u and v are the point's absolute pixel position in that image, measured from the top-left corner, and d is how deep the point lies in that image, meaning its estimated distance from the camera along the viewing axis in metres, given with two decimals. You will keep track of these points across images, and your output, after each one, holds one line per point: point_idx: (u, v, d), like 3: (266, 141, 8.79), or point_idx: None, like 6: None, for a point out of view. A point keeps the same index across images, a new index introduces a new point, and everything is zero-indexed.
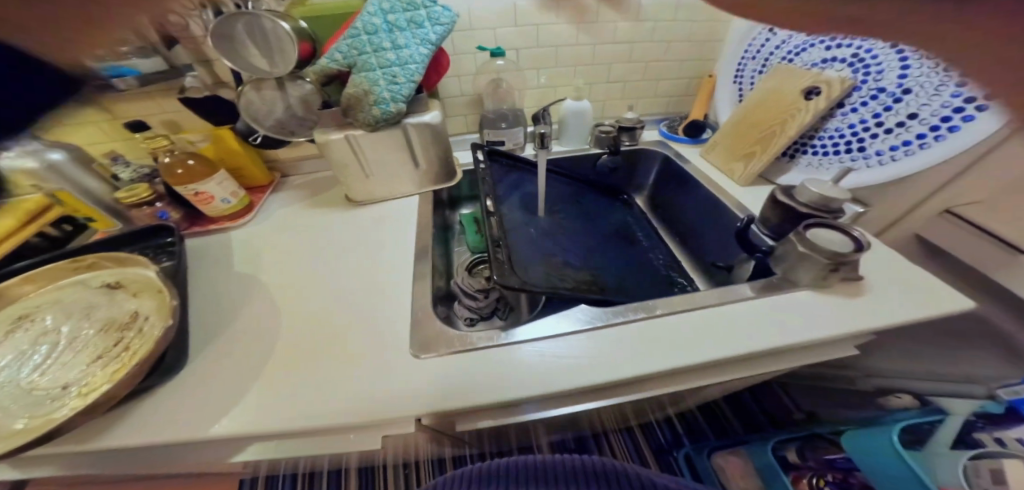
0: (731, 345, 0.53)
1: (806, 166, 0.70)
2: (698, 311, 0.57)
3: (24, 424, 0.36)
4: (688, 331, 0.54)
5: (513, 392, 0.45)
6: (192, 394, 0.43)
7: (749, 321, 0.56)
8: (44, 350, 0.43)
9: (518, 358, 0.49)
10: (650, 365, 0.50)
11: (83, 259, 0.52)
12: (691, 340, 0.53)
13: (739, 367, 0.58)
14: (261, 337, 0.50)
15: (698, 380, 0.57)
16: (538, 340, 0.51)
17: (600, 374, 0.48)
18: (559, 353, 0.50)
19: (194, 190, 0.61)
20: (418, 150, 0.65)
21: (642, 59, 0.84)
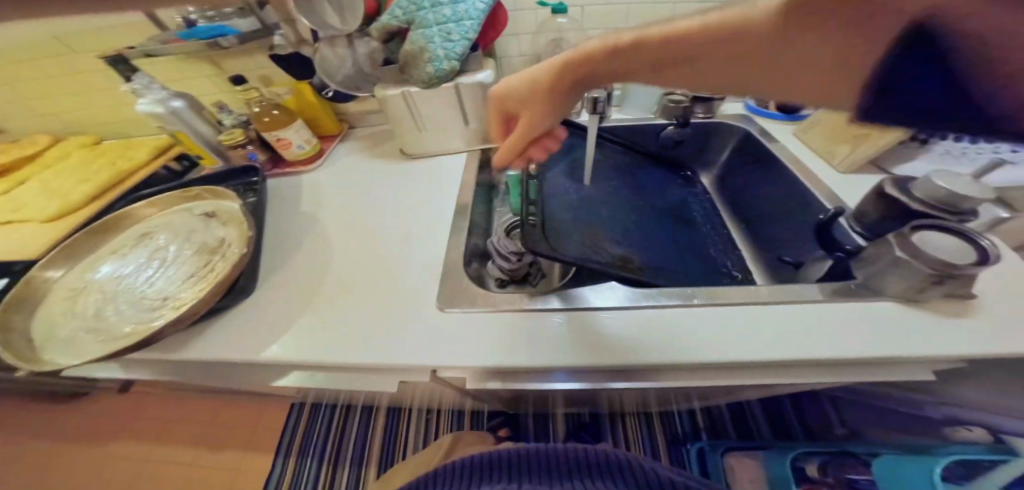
0: (773, 347, 0.47)
1: (942, 154, 0.58)
2: (746, 307, 0.52)
3: (133, 328, 0.46)
4: (734, 328, 0.50)
5: (525, 359, 0.46)
6: (260, 317, 0.51)
7: (805, 329, 0.49)
8: (158, 264, 0.54)
9: (542, 325, 0.49)
10: (671, 355, 0.46)
11: (190, 191, 0.61)
12: (734, 336, 0.49)
13: (795, 374, 0.49)
14: (313, 278, 0.55)
15: (746, 379, 0.49)
16: (564, 310, 0.51)
17: (615, 355, 0.46)
18: (585, 330, 0.49)
19: (277, 136, 0.67)
20: (469, 108, 0.65)
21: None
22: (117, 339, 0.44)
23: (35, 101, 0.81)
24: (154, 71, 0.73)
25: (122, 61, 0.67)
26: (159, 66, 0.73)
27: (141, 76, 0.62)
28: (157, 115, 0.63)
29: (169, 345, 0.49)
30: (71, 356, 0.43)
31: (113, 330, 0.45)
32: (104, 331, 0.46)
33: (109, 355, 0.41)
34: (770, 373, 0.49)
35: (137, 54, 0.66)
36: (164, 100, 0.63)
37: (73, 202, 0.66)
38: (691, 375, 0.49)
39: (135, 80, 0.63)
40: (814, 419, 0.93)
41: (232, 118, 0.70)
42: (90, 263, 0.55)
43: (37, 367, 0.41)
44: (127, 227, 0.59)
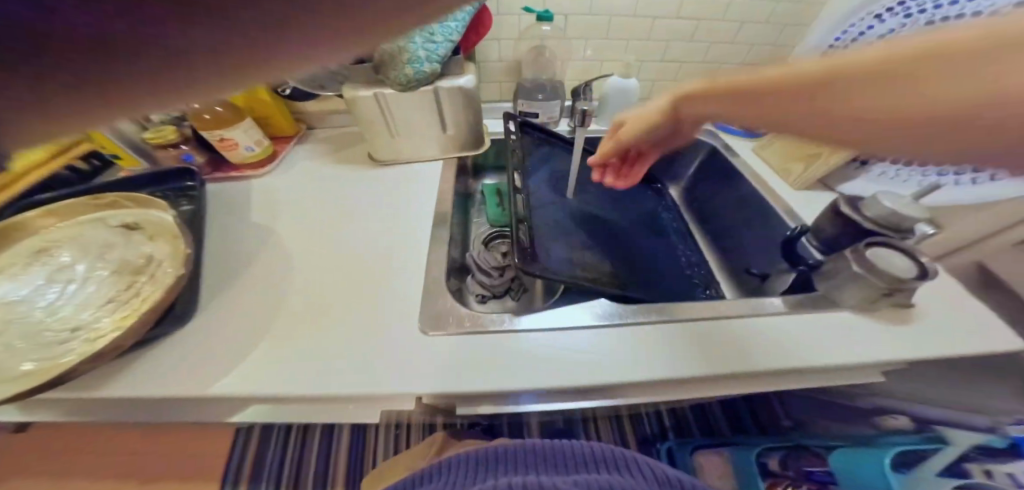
0: (751, 358, 0.49)
1: (879, 176, 0.65)
2: (725, 320, 0.53)
3: (33, 366, 0.36)
4: (719, 339, 0.51)
5: (518, 382, 0.43)
6: (201, 346, 0.43)
7: (778, 339, 0.52)
8: (60, 287, 0.43)
9: (534, 344, 0.47)
10: (660, 370, 0.46)
11: (105, 196, 0.51)
12: (719, 347, 0.50)
13: (752, 381, 0.54)
14: (268, 300, 0.48)
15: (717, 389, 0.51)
16: (553, 329, 0.49)
17: (607, 375, 0.45)
18: (578, 348, 0.47)
19: (221, 136, 0.58)
20: (447, 114, 0.61)
21: (705, 38, 0.75)
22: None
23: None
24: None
25: None
26: None
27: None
28: None
29: (75, 390, 0.39)
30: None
31: None
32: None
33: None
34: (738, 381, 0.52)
35: None
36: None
37: None
38: (669, 388, 0.51)
39: None
40: (763, 413, 0.97)
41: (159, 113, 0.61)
42: None
43: None
44: (17, 240, 0.48)
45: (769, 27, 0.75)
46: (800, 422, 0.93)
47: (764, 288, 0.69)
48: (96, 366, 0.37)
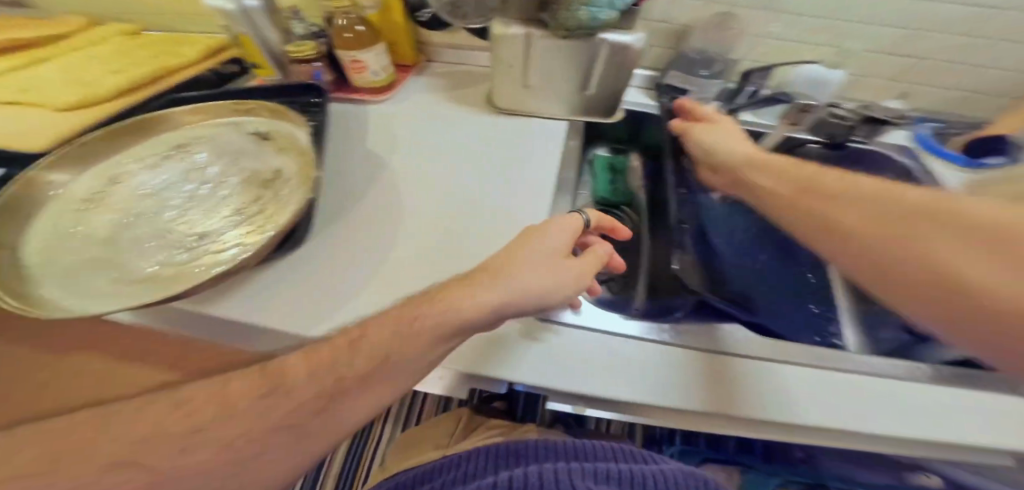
0: (878, 418, 0.36)
1: None
2: (842, 371, 0.39)
3: (157, 269, 0.36)
4: (817, 388, 0.38)
5: (549, 379, 0.37)
6: (311, 274, 0.41)
7: (923, 406, 0.37)
8: (197, 190, 0.43)
9: (571, 340, 0.40)
10: (751, 408, 0.36)
11: (246, 102, 0.49)
12: (816, 397, 0.37)
13: (871, 441, 0.39)
14: (351, 237, 0.44)
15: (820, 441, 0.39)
16: (605, 331, 0.40)
17: (686, 399, 0.36)
18: (621, 356, 0.39)
19: (353, 56, 0.55)
20: (597, 70, 0.51)
21: (981, 32, 0.50)
22: (133, 285, 0.34)
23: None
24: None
25: None
26: None
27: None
28: (224, 12, 0.52)
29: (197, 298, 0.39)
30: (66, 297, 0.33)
31: (128, 271, 0.36)
32: (115, 269, 0.36)
33: (125, 309, 0.31)
34: (856, 438, 0.39)
35: None
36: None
37: (99, 93, 0.56)
38: (765, 429, 0.39)
39: None
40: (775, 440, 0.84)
41: (303, 27, 0.57)
42: (105, 172, 0.45)
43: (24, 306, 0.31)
44: (161, 132, 0.49)
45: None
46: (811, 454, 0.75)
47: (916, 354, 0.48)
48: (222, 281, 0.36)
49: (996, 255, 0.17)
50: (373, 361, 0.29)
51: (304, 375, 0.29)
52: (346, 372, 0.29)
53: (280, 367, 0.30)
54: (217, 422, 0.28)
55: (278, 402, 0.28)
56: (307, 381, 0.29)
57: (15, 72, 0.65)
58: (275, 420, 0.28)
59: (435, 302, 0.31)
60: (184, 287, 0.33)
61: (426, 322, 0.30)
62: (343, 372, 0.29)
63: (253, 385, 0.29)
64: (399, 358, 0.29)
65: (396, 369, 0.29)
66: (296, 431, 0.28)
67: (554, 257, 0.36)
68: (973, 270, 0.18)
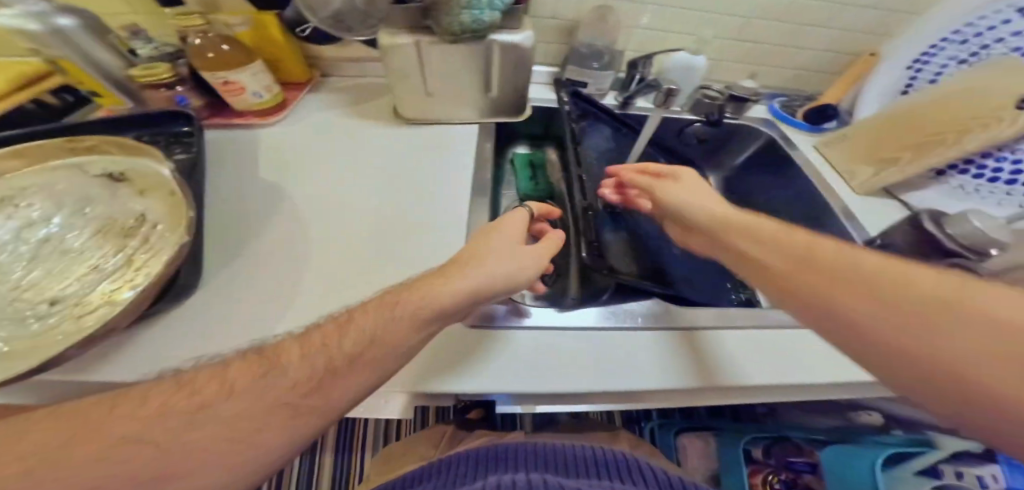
0: (766, 370, 0.42)
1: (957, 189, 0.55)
2: (741, 331, 0.44)
3: (3, 345, 0.30)
4: (737, 349, 0.43)
5: (499, 383, 0.38)
6: (209, 322, 0.36)
7: (819, 354, 0.44)
8: (36, 250, 0.36)
9: (523, 344, 0.41)
10: (665, 379, 0.39)
11: (80, 140, 0.42)
12: (737, 358, 0.42)
13: (768, 393, 0.45)
14: (252, 278, 0.40)
15: (726, 400, 0.45)
16: (554, 328, 0.42)
17: (608, 382, 0.39)
18: (571, 350, 0.41)
19: (223, 78, 0.49)
20: (494, 73, 0.52)
21: (797, 20, 0.62)
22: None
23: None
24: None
25: None
26: None
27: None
28: (26, 35, 0.42)
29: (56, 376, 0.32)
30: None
31: None
32: None
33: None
34: (766, 391, 0.44)
35: None
36: (43, 16, 0.42)
37: None
38: (685, 397, 0.43)
39: None
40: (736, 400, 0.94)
41: (149, 47, 0.49)
42: None
43: None
44: None
45: (876, 15, 0.61)
46: (774, 408, 0.89)
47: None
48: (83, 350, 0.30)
49: (990, 338, 0.17)
50: (365, 343, 0.28)
51: (296, 359, 0.26)
52: (338, 355, 0.27)
53: (270, 353, 0.27)
54: (185, 415, 0.22)
55: (266, 385, 0.24)
56: (301, 362, 0.26)
57: None
58: (263, 405, 0.23)
59: (399, 306, 0.31)
60: (25, 367, 0.28)
61: (410, 308, 0.31)
62: (336, 353, 0.27)
63: (234, 374, 0.25)
64: (390, 341, 0.29)
65: (385, 356, 0.28)
66: (287, 414, 0.24)
67: (512, 242, 0.41)
68: (960, 346, 0.17)
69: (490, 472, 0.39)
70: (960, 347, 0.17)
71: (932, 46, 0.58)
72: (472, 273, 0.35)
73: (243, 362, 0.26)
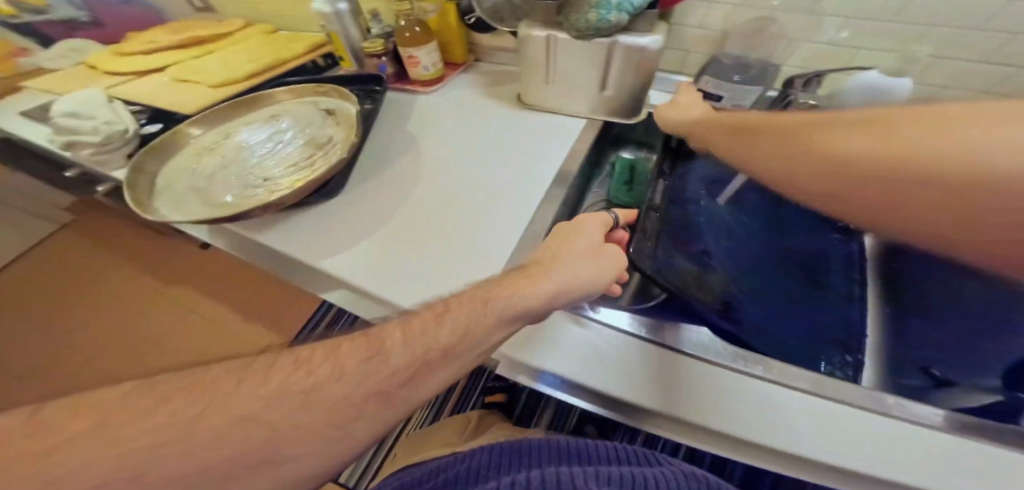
0: (813, 442, 0.32)
1: None
2: (797, 392, 0.34)
3: (231, 199, 0.52)
4: (807, 414, 0.33)
5: (510, 343, 0.40)
6: (334, 219, 0.52)
7: (956, 462, 0.30)
8: (271, 148, 0.58)
9: (549, 320, 0.41)
10: (662, 400, 0.35)
11: (323, 86, 0.64)
12: (800, 421, 0.33)
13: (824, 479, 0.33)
14: (366, 199, 0.53)
15: (756, 463, 0.34)
16: (593, 321, 0.40)
17: (601, 380, 0.37)
18: (596, 345, 0.39)
19: (410, 53, 0.66)
20: (613, 71, 0.54)
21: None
22: (210, 208, 0.50)
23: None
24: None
25: None
26: None
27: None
28: (324, 16, 0.66)
29: (254, 226, 0.53)
30: (173, 210, 0.50)
31: (212, 197, 0.52)
32: (207, 195, 0.52)
33: (205, 219, 0.46)
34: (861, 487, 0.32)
35: None
36: (333, 2, 0.65)
37: (235, 75, 0.76)
38: (728, 450, 0.35)
39: None
40: None
41: (379, 28, 0.70)
42: (223, 130, 0.63)
43: (150, 211, 0.49)
44: (263, 107, 0.66)
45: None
46: None
47: (927, 398, 0.40)
48: (266, 213, 0.49)
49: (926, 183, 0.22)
50: (457, 336, 0.30)
51: (399, 344, 0.29)
52: (435, 346, 0.29)
53: (376, 338, 0.29)
54: (296, 395, 0.25)
55: (373, 371, 0.27)
56: (403, 348, 0.28)
57: (191, 58, 0.90)
58: (366, 389, 0.26)
59: (484, 299, 0.32)
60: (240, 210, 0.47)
61: (503, 304, 0.32)
62: (433, 344, 0.29)
63: (345, 356, 0.27)
64: (474, 335, 0.30)
65: (462, 352, 0.30)
66: (378, 403, 0.26)
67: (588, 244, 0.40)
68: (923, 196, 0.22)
69: (509, 469, 0.36)
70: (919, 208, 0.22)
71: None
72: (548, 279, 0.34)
73: (352, 343, 0.29)
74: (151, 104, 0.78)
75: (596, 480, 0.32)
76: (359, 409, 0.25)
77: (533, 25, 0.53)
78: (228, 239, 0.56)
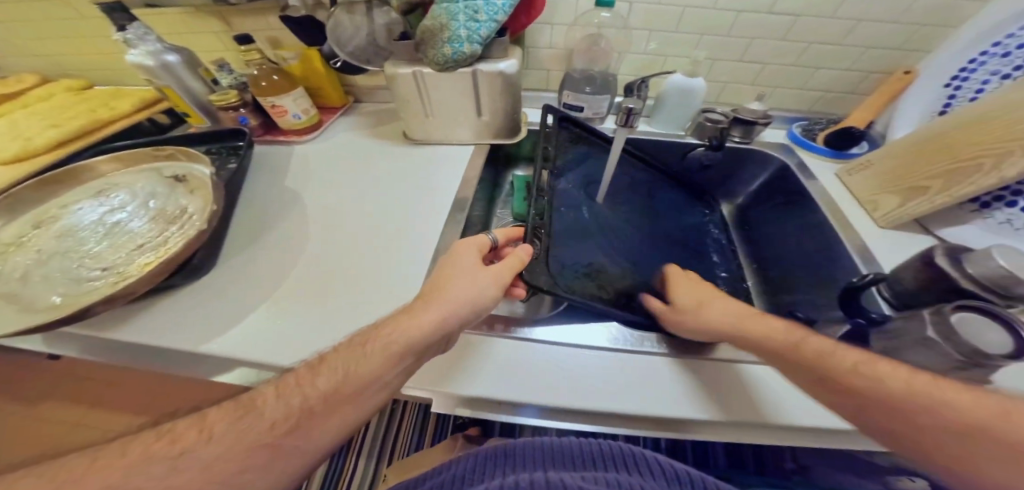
0: (742, 404, 0.38)
1: (998, 226, 0.47)
2: (728, 364, 0.40)
3: (58, 300, 0.41)
4: (726, 382, 0.39)
5: (463, 386, 0.39)
6: (217, 295, 0.45)
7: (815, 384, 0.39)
8: (108, 229, 0.49)
9: (502, 350, 0.42)
10: (615, 401, 0.38)
11: (164, 149, 0.56)
12: (720, 388, 0.39)
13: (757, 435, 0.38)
14: (254, 266, 0.48)
15: (714, 436, 0.38)
16: (549, 342, 0.42)
17: (570, 396, 0.38)
18: (551, 364, 0.41)
19: (272, 102, 0.60)
20: (484, 99, 0.57)
21: (806, 38, 0.59)
22: (30, 314, 0.39)
23: (34, 41, 0.75)
24: (158, 23, 0.65)
25: (121, 8, 0.54)
26: (160, 18, 0.64)
27: (134, 24, 0.54)
28: (144, 69, 0.56)
29: (99, 326, 0.43)
30: None
31: (25, 303, 0.41)
32: (18, 301, 0.41)
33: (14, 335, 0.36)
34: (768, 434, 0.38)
35: (139, 4, 0.62)
36: (158, 54, 0.56)
37: (36, 145, 0.61)
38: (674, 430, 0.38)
39: (128, 28, 0.54)
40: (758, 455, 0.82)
41: (230, 78, 0.62)
42: (33, 217, 0.50)
43: None
44: (86, 181, 0.55)
45: (896, 29, 0.57)
46: None
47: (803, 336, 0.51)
48: (116, 305, 0.40)
49: (936, 417, 0.29)
50: (337, 382, 0.31)
51: (271, 400, 0.30)
52: (313, 396, 0.30)
53: (245, 399, 0.30)
54: (166, 460, 0.26)
55: (246, 426, 0.28)
56: (276, 403, 0.29)
57: None
58: (241, 445, 0.27)
59: (372, 340, 0.33)
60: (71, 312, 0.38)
61: (385, 341, 0.32)
62: (311, 393, 0.30)
63: (212, 420, 0.29)
64: (362, 378, 0.31)
65: (358, 395, 0.31)
66: (268, 455, 0.28)
67: (473, 260, 0.41)
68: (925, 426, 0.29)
69: (496, 472, 0.36)
70: (936, 430, 0.28)
71: (971, 61, 0.52)
72: (436, 306, 0.35)
73: (222, 407, 0.29)
74: None
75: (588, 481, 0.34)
76: (242, 462, 0.27)
77: (396, 62, 0.54)
78: (63, 349, 0.44)
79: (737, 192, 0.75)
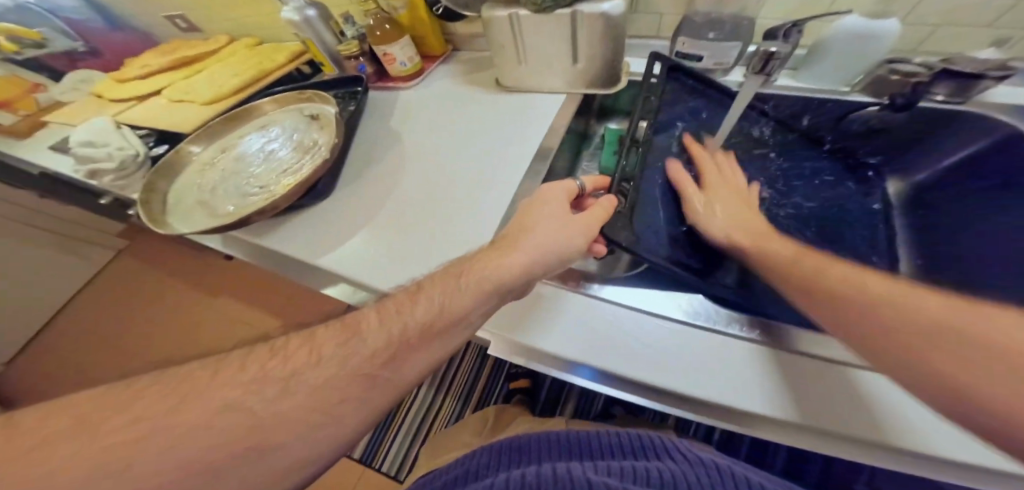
0: (838, 414, 0.32)
1: None
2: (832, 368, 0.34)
3: (232, 209, 0.55)
4: (823, 385, 0.33)
5: (524, 335, 0.41)
6: (333, 220, 0.54)
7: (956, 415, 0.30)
8: (265, 157, 0.61)
9: (569, 306, 0.42)
10: (678, 378, 0.35)
11: (304, 93, 0.66)
12: (813, 391, 0.33)
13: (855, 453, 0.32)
14: (360, 197, 0.56)
15: (794, 443, 0.33)
16: (617, 306, 0.41)
17: (631, 365, 0.37)
18: (615, 329, 0.40)
19: (384, 50, 0.66)
20: (583, 43, 0.53)
21: None
22: (217, 217, 0.53)
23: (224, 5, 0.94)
24: None
25: None
26: None
27: None
28: (293, 23, 0.67)
29: (255, 232, 0.56)
30: (185, 221, 0.54)
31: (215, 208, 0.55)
32: (210, 206, 0.55)
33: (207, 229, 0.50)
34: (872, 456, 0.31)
35: None
36: (302, 9, 0.66)
37: (224, 91, 0.78)
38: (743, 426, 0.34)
39: None
40: None
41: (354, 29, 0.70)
42: (220, 145, 0.66)
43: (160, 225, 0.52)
44: (253, 119, 0.69)
45: None
46: None
47: None
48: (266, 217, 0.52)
49: None
50: (432, 318, 0.34)
51: (377, 325, 0.33)
52: (411, 326, 0.33)
53: (353, 326, 0.33)
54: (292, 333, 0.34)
55: (352, 353, 0.31)
56: (378, 333, 0.32)
57: (182, 77, 0.92)
58: (347, 373, 0.30)
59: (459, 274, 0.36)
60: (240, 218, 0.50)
61: (475, 279, 0.35)
62: (410, 323, 0.33)
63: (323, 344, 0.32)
64: (453, 313, 0.34)
65: (447, 332, 0.34)
66: (365, 384, 0.30)
67: (562, 212, 0.40)
68: None
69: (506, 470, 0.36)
70: None
71: None
72: (522, 253, 0.36)
73: (330, 330, 0.33)
74: (150, 125, 0.81)
75: (604, 472, 0.32)
76: (346, 392, 0.30)
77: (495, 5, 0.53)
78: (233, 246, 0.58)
79: (918, 168, 0.58)
